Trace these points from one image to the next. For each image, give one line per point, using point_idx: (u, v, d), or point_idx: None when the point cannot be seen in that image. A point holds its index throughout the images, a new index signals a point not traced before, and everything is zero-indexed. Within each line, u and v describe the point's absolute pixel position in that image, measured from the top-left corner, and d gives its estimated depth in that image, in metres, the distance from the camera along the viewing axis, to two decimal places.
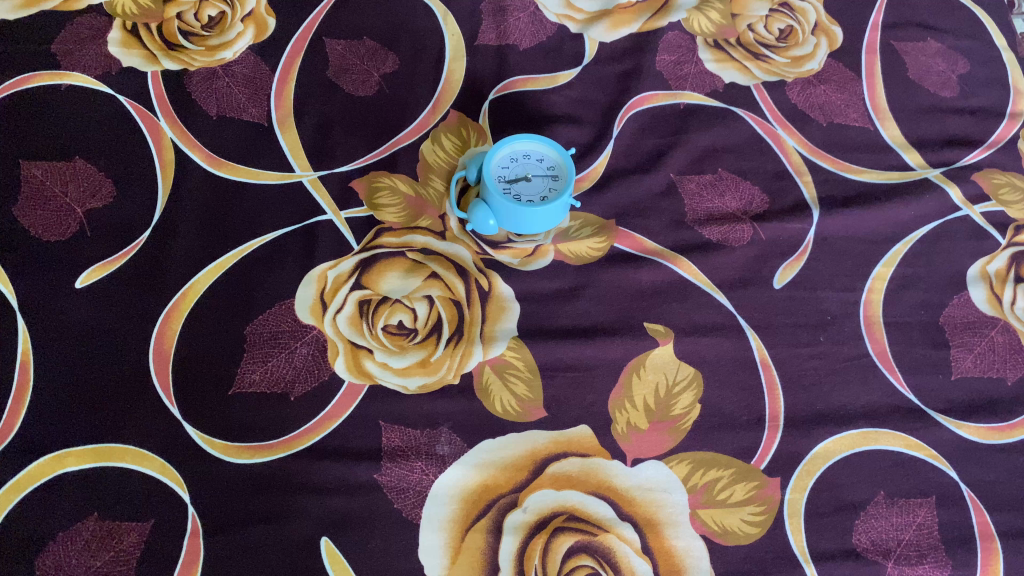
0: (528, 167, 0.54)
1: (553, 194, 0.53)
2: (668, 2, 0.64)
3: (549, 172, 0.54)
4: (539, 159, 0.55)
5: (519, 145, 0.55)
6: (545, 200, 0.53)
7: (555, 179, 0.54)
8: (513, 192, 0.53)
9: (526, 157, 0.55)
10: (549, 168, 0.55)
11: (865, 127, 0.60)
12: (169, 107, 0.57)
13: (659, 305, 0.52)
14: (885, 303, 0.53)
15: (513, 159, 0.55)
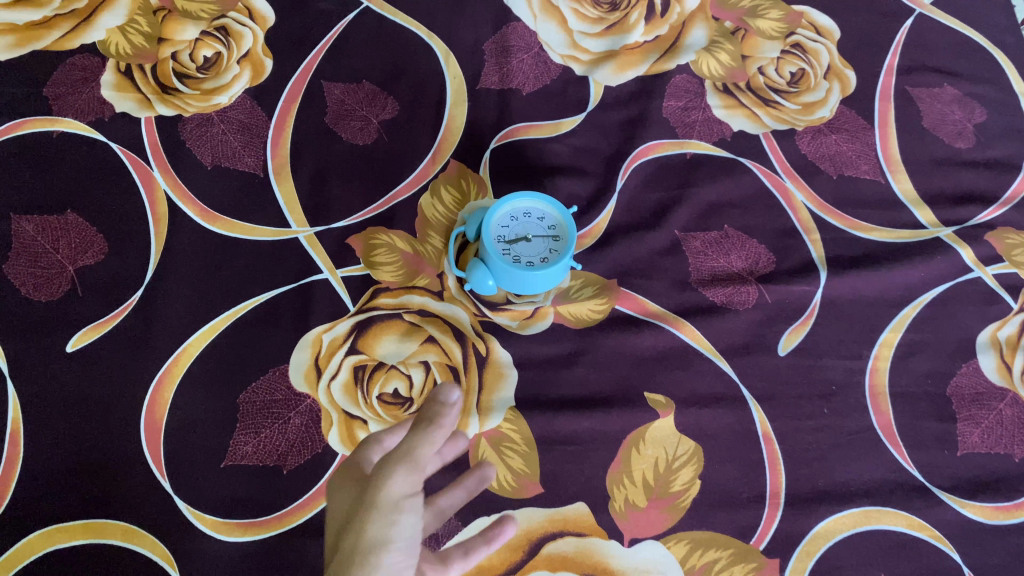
0: (529, 225, 0.53)
1: (555, 255, 0.52)
2: (676, 42, 0.63)
3: (551, 231, 0.53)
4: (540, 217, 0.53)
5: (519, 203, 0.53)
6: (545, 262, 0.51)
7: (557, 238, 0.53)
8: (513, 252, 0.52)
9: (527, 214, 0.53)
10: (551, 226, 0.53)
11: (877, 180, 0.59)
12: (163, 155, 0.55)
13: (660, 373, 0.51)
14: (891, 373, 0.52)
15: (514, 216, 0.53)
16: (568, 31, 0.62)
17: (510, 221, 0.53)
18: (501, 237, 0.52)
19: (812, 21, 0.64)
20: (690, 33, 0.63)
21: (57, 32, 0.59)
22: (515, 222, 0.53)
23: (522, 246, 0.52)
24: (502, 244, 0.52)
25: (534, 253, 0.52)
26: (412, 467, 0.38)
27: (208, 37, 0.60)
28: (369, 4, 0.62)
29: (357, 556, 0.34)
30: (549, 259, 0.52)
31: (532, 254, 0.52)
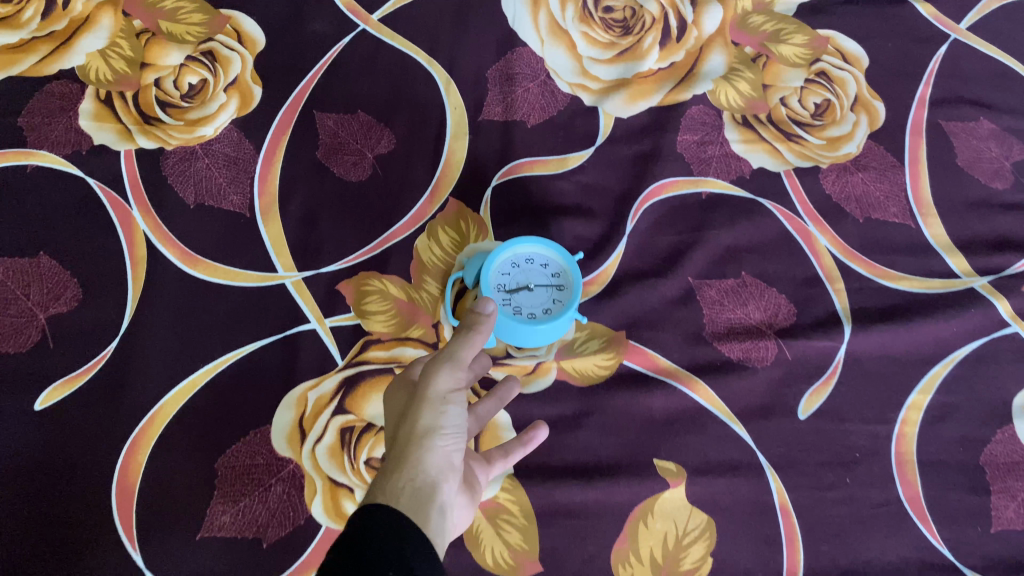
0: (531, 272, 0.50)
1: (557, 308, 0.48)
2: (693, 70, 0.58)
3: (555, 279, 0.50)
4: (542, 264, 0.50)
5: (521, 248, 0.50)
6: (547, 316, 0.48)
7: (561, 287, 0.49)
8: (513, 304, 0.49)
9: (529, 260, 0.50)
10: (554, 273, 0.50)
11: (906, 224, 0.55)
12: (143, 193, 0.52)
13: (670, 437, 0.48)
14: (920, 439, 0.49)
15: (515, 262, 0.50)
16: (576, 58, 0.58)
17: (510, 267, 0.49)
18: (501, 287, 0.49)
19: (838, 46, 0.60)
20: (708, 59, 0.59)
21: (34, 56, 0.56)
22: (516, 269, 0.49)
23: (523, 297, 0.49)
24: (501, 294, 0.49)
25: (536, 305, 0.48)
26: (457, 364, 0.41)
27: (194, 62, 0.56)
28: (366, 27, 0.58)
29: (414, 438, 0.38)
30: (551, 312, 0.48)
31: (533, 306, 0.48)
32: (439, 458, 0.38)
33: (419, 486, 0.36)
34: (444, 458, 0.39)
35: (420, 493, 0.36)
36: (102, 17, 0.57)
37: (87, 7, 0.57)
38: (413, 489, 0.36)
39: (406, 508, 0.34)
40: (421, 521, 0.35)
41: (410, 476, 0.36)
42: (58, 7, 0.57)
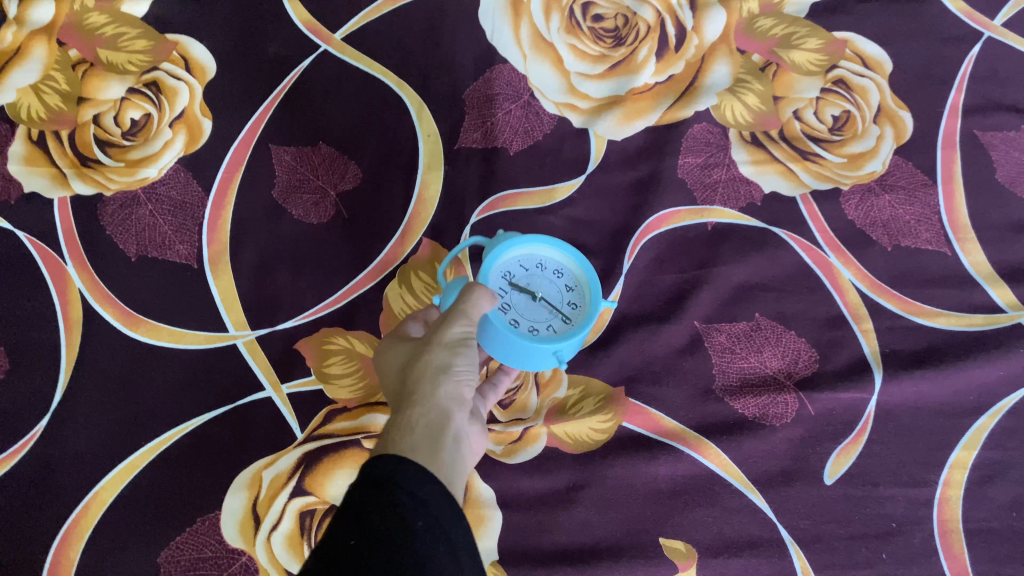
0: (551, 287, 0.43)
1: (548, 335, 0.41)
2: (694, 83, 0.52)
3: (571, 310, 0.42)
4: (566, 284, 0.43)
5: (562, 255, 0.44)
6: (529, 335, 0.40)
7: (570, 322, 0.42)
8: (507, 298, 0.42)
9: (561, 273, 0.43)
10: (577, 304, 0.42)
11: (941, 251, 0.48)
12: (79, 245, 0.47)
13: (679, 512, 0.41)
14: (966, 504, 0.42)
15: (544, 265, 0.43)
16: (563, 74, 0.52)
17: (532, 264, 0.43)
18: (506, 273, 0.42)
19: (857, 50, 0.54)
20: (712, 69, 0.52)
21: None
22: (538, 271, 0.43)
23: (519, 298, 0.42)
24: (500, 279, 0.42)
25: (525, 318, 0.41)
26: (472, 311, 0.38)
27: (136, 95, 0.50)
28: (329, 47, 0.52)
29: (426, 379, 0.35)
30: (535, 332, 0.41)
31: (522, 313, 0.41)
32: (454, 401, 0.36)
33: (433, 432, 0.33)
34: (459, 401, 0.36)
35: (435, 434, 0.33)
36: (35, 47, 0.51)
37: (18, 37, 0.51)
38: (427, 434, 0.33)
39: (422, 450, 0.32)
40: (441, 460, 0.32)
41: (424, 417, 0.34)
42: None
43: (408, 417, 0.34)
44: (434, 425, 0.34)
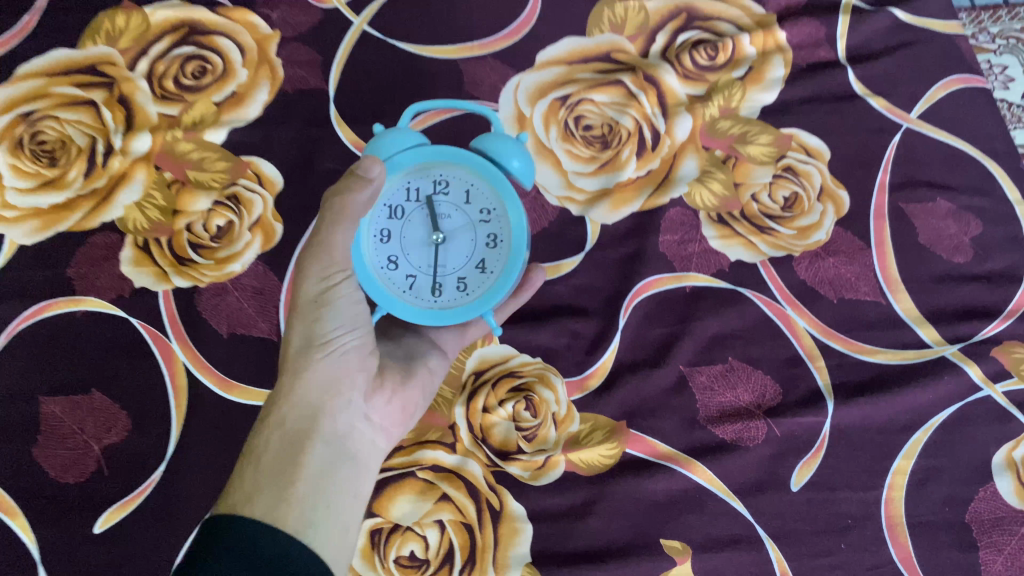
0: (463, 251, 0.49)
1: (393, 282, 0.49)
2: (668, 175, 0.64)
3: (450, 283, 0.50)
4: (475, 258, 0.49)
5: (508, 235, 0.49)
6: (384, 263, 0.49)
7: (430, 290, 0.49)
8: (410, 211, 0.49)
9: (488, 250, 0.49)
10: (459, 287, 0.49)
11: (878, 301, 0.59)
12: (182, 327, 0.58)
13: (674, 518, 0.52)
14: (907, 502, 0.52)
15: (489, 227, 0.49)
16: (562, 173, 0.64)
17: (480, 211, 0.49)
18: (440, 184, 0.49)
19: (802, 142, 0.66)
20: (682, 164, 0.65)
21: (78, 212, 0.62)
22: (473, 224, 0.49)
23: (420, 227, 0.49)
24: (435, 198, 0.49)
25: (404, 255, 0.49)
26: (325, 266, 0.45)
27: (220, 206, 0.62)
28: None
29: (292, 367, 0.45)
30: (389, 267, 0.49)
31: (409, 240, 0.49)
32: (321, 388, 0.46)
33: (291, 437, 0.44)
34: (326, 387, 0.46)
35: (293, 440, 0.44)
36: (136, 172, 0.64)
37: (123, 164, 0.64)
38: (284, 441, 0.44)
39: (270, 461, 0.43)
40: (290, 464, 0.43)
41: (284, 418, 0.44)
42: (97, 165, 0.64)
43: (273, 422, 0.44)
44: (296, 429, 0.44)
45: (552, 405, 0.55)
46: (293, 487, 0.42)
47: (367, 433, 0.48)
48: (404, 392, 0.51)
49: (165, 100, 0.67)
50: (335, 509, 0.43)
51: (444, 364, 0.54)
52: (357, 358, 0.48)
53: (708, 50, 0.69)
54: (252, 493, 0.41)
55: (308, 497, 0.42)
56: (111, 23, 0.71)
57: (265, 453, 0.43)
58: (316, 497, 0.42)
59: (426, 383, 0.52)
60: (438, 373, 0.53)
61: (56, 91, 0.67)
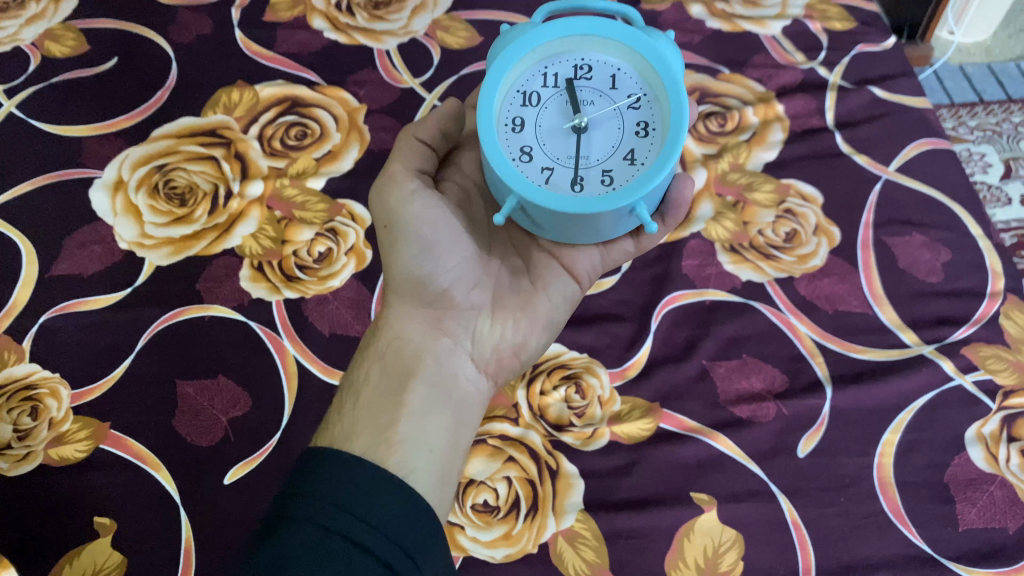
0: (609, 141, 0.50)
1: (528, 174, 0.49)
2: (689, 214, 0.77)
3: (593, 175, 0.49)
4: (620, 145, 0.50)
5: (661, 122, 0.49)
6: (517, 153, 0.50)
7: (571, 179, 0.49)
8: (549, 97, 0.50)
9: (636, 139, 0.50)
10: (602, 181, 0.49)
11: (866, 312, 0.71)
12: (291, 328, 0.70)
13: (702, 476, 0.62)
14: (895, 465, 0.63)
15: (639, 115, 0.50)
16: None
17: (629, 99, 0.50)
18: (581, 71, 0.51)
19: (798, 190, 0.79)
20: (700, 206, 0.78)
21: (203, 241, 0.75)
22: (619, 110, 0.50)
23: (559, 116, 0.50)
24: (579, 85, 0.50)
25: (540, 146, 0.50)
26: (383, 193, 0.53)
27: (321, 236, 0.76)
28: None
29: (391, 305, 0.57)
30: (522, 159, 0.50)
31: (546, 128, 0.50)
32: (413, 334, 0.55)
33: (389, 373, 0.53)
34: (420, 335, 0.55)
35: (391, 383, 0.53)
36: (251, 211, 0.77)
37: (241, 204, 0.78)
38: (384, 379, 0.53)
39: (370, 391, 0.53)
40: (383, 393, 0.52)
41: (381, 351, 0.55)
42: (219, 205, 0.77)
43: (375, 359, 0.55)
44: (393, 371, 0.54)
45: (597, 389, 0.67)
46: (391, 422, 0.50)
47: (463, 374, 0.56)
48: (503, 332, 0.58)
49: (273, 156, 0.81)
50: (427, 434, 0.51)
51: (561, 302, 0.60)
52: (449, 289, 0.55)
53: (717, 119, 0.84)
54: (352, 432, 0.50)
55: (403, 432, 0.50)
56: (227, 98, 0.86)
57: (364, 393, 0.53)
58: (415, 430, 0.50)
59: (527, 324, 0.59)
60: (554, 312, 0.60)
61: (183, 148, 0.81)
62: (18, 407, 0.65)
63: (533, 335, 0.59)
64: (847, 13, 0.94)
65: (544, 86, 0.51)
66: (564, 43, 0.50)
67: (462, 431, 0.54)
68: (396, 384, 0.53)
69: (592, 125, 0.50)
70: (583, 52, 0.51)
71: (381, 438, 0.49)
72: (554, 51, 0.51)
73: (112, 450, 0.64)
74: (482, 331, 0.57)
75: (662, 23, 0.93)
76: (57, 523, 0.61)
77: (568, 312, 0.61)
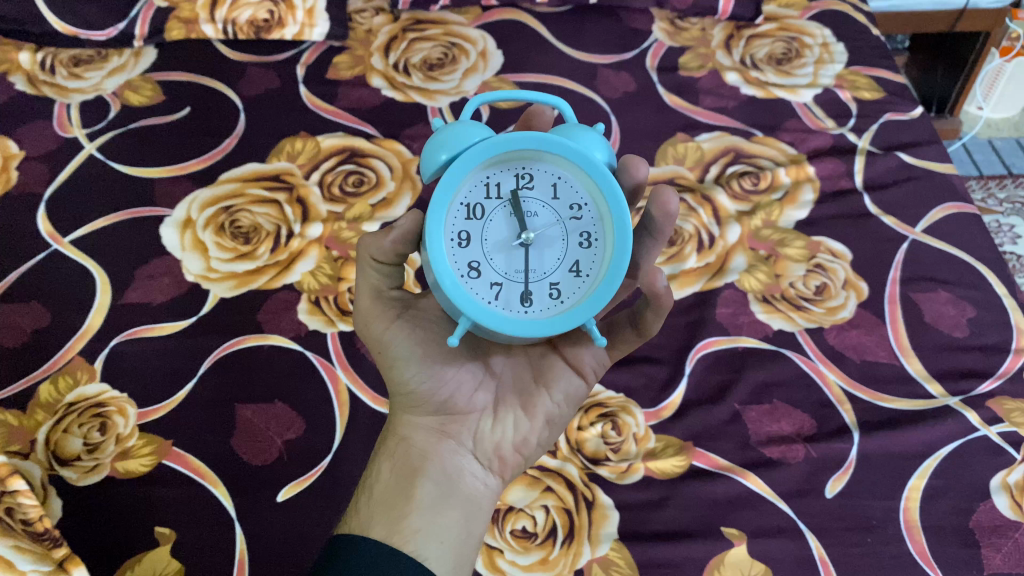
0: (555, 255, 0.52)
1: (476, 291, 0.51)
2: (722, 266, 0.81)
3: (541, 289, 0.52)
4: (561, 257, 0.52)
5: (603, 234, 0.52)
6: (464, 270, 0.51)
7: (518, 295, 0.52)
8: (483, 209, 0.51)
9: (581, 250, 0.52)
10: (551, 295, 0.52)
11: (893, 363, 0.74)
12: (344, 358, 0.75)
13: (732, 512, 0.65)
14: (921, 510, 0.65)
15: (581, 225, 0.52)
16: None
17: (571, 208, 0.52)
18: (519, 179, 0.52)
19: (829, 247, 0.83)
20: (734, 259, 0.82)
21: (265, 276, 0.80)
22: (564, 219, 0.52)
23: (501, 229, 0.52)
24: (523, 197, 0.52)
25: (487, 263, 0.51)
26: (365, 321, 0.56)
27: None
28: None
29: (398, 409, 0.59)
30: (471, 275, 0.51)
31: (492, 242, 0.52)
32: (421, 435, 0.57)
33: (398, 472, 0.56)
34: (426, 434, 0.57)
35: (400, 478, 0.55)
36: (310, 250, 0.83)
37: (302, 244, 0.83)
38: (396, 476, 0.55)
39: (379, 491, 0.55)
40: (392, 490, 0.54)
41: (390, 454, 0.57)
42: (281, 244, 0.83)
43: (386, 459, 0.57)
44: (402, 470, 0.56)
45: (633, 427, 0.70)
46: (404, 515, 0.53)
47: (468, 472, 0.57)
48: (505, 431, 0.59)
49: (332, 201, 0.87)
50: (436, 528, 0.53)
51: (565, 401, 0.61)
52: (453, 394, 0.57)
53: (751, 178, 0.88)
54: (367, 523, 0.52)
55: (415, 524, 0.52)
56: (291, 146, 0.92)
57: (376, 489, 0.55)
58: (426, 523, 0.52)
59: (531, 422, 0.60)
60: (556, 411, 0.61)
61: (249, 192, 0.87)
62: (88, 422, 0.69)
63: (536, 433, 0.60)
64: (876, 84, 1.00)
65: (487, 198, 0.51)
66: (505, 156, 0.51)
67: (474, 523, 0.56)
68: (406, 481, 0.55)
69: (536, 238, 0.52)
70: (525, 162, 0.52)
71: (395, 530, 0.52)
72: (492, 163, 0.51)
73: (173, 465, 0.68)
74: (486, 429, 0.59)
75: (700, 89, 0.99)
76: (120, 532, 0.64)
77: (574, 410, 0.62)
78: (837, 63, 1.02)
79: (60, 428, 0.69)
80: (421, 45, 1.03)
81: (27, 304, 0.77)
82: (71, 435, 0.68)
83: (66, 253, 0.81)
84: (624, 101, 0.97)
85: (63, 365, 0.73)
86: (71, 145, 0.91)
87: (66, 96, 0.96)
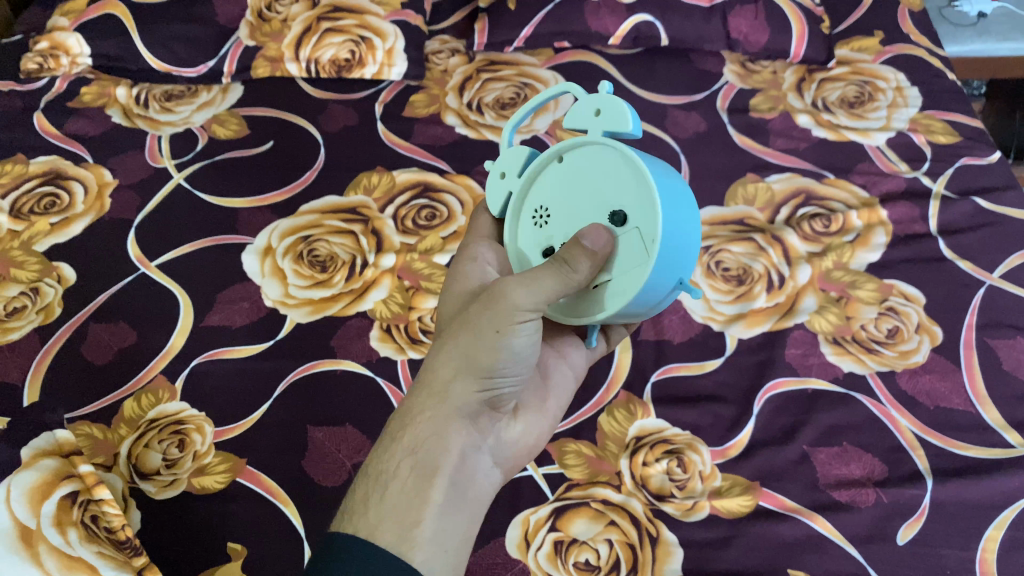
0: None
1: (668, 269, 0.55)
2: (792, 306, 0.81)
3: None
4: None
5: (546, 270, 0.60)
6: None
7: None
8: None
9: None
10: None
11: (968, 410, 0.73)
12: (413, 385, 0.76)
13: (800, 554, 0.64)
14: (998, 561, 0.63)
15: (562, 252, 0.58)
16: (706, 300, 0.82)
17: None
18: None
19: (901, 290, 0.82)
20: (804, 299, 0.81)
21: (340, 303, 0.83)
22: None
23: None
24: None
25: None
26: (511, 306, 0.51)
27: None
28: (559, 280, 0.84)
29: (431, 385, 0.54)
30: None
31: None
32: (451, 428, 0.54)
33: (417, 471, 0.52)
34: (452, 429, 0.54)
35: (420, 475, 0.52)
36: (383, 279, 0.85)
37: (375, 273, 0.85)
38: (415, 473, 0.52)
39: (394, 486, 0.51)
40: (409, 488, 0.51)
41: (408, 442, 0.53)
42: (355, 272, 0.85)
43: (404, 448, 0.53)
44: (421, 466, 0.52)
45: (699, 464, 0.70)
46: (418, 518, 0.50)
47: (479, 473, 0.56)
48: (518, 432, 0.60)
49: (405, 233, 0.89)
50: (452, 534, 0.51)
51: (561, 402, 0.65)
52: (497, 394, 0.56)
53: (822, 221, 0.88)
54: (379, 523, 0.49)
55: (428, 530, 0.50)
56: (368, 180, 0.95)
57: (391, 483, 0.51)
58: (438, 529, 0.51)
59: (536, 418, 0.62)
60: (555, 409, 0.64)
61: (326, 223, 0.90)
62: (167, 438, 0.72)
63: (541, 435, 0.63)
64: (951, 128, 0.99)
65: None
66: None
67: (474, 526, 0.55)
68: (423, 480, 0.52)
69: None
70: None
71: (407, 535, 0.49)
72: None
73: (247, 483, 0.70)
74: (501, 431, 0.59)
75: (771, 130, 0.99)
76: (195, 545, 0.66)
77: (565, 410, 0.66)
78: (911, 107, 1.01)
79: (141, 442, 0.71)
80: (495, 84, 1.06)
81: (114, 324, 0.81)
82: (151, 450, 0.71)
83: (153, 276, 0.85)
84: (693, 141, 0.98)
85: (146, 383, 0.76)
86: (162, 174, 0.95)
87: (158, 128, 1.01)
